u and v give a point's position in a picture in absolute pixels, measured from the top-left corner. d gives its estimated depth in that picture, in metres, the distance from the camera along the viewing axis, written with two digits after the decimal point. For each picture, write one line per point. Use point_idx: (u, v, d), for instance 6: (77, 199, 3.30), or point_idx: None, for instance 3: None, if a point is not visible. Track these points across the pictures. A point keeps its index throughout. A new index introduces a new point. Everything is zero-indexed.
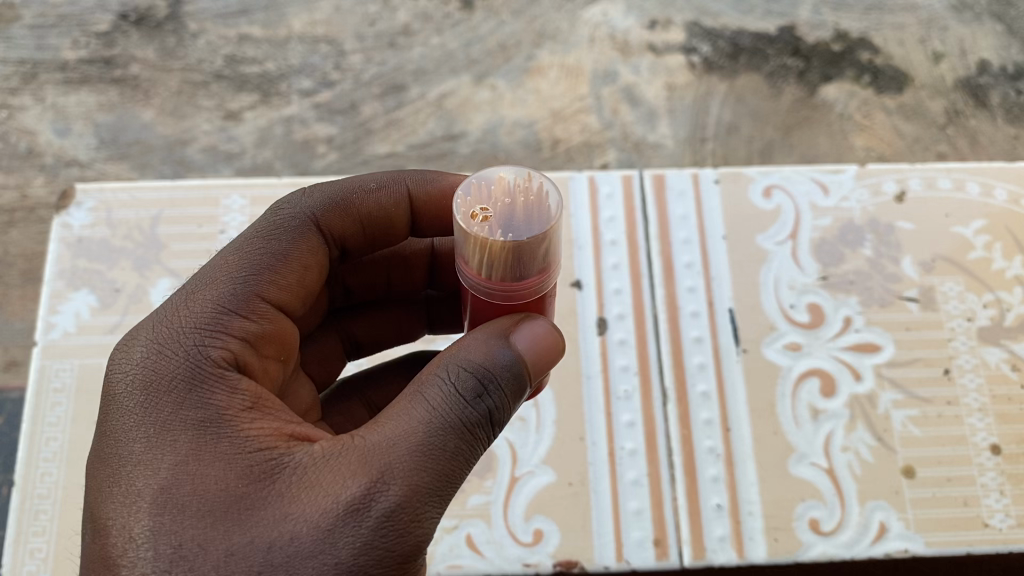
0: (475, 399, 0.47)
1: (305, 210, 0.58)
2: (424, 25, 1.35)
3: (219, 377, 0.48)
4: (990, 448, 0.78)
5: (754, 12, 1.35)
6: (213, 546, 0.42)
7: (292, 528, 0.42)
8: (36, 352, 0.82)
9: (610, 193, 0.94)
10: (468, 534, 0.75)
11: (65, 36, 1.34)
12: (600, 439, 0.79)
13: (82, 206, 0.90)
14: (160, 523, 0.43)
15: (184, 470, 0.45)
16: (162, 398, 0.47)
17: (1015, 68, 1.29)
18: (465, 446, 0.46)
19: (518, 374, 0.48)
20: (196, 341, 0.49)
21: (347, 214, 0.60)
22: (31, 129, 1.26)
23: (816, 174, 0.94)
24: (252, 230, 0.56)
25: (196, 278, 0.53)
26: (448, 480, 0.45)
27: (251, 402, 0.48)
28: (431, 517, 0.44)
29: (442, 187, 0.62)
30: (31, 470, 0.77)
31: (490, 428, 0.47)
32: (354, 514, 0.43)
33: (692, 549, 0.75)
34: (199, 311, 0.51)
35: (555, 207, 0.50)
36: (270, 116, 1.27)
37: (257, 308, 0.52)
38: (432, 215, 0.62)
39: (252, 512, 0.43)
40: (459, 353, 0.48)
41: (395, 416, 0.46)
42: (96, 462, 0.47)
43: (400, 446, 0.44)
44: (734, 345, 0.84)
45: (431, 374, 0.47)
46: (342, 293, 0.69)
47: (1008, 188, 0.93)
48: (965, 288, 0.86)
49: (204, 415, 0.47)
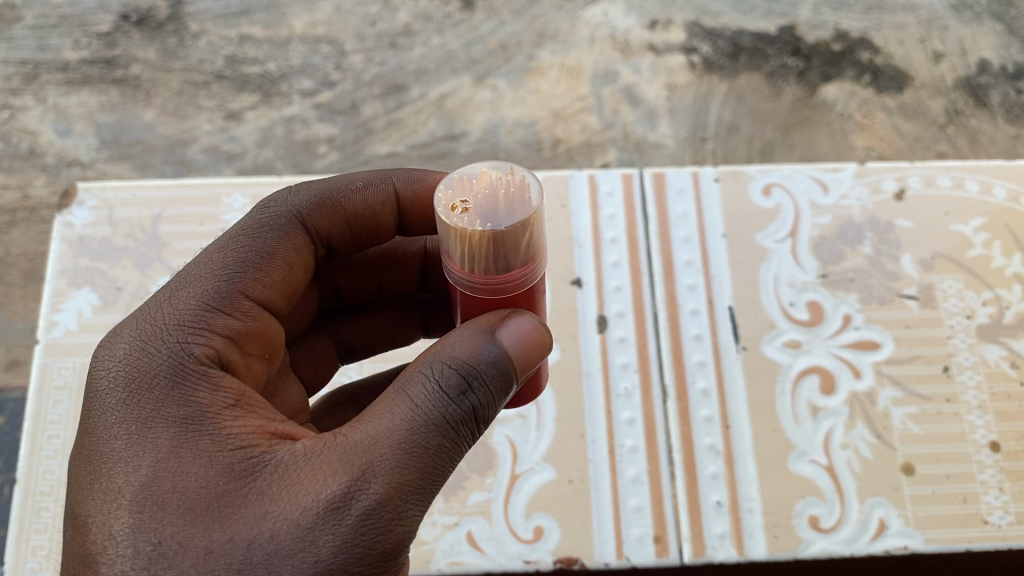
0: (459, 397, 0.47)
1: (291, 208, 0.58)
2: (425, 25, 1.35)
3: (201, 374, 0.49)
4: (990, 445, 0.78)
5: (754, 12, 1.35)
6: (192, 543, 0.42)
7: (272, 526, 0.43)
8: (38, 351, 0.82)
9: (610, 192, 0.94)
10: (469, 530, 0.75)
11: (67, 36, 1.35)
12: (600, 436, 0.80)
13: (84, 205, 0.91)
14: (140, 521, 0.43)
15: (165, 467, 0.45)
16: (144, 394, 0.47)
17: (1015, 68, 1.29)
18: (449, 443, 0.46)
19: (503, 372, 0.48)
20: (179, 338, 0.50)
21: (333, 214, 0.60)
22: (32, 129, 1.27)
23: (816, 172, 0.94)
24: (238, 227, 0.57)
25: (180, 276, 0.53)
26: (430, 478, 0.45)
27: (233, 399, 0.48)
28: (412, 515, 0.45)
29: (428, 186, 0.62)
30: (33, 468, 0.77)
31: (474, 426, 0.48)
32: (334, 513, 0.43)
33: (691, 546, 0.75)
34: (182, 308, 0.51)
35: (534, 198, 0.51)
36: (271, 116, 1.27)
37: (241, 306, 0.53)
38: (418, 215, 0.63)
39: (233, 510, 0.44)
40: (445, 349, 0.48)
41: (379, 414, 0.46)
42: (77, 460, 0.47)
43: (381, 444, 0.45)
44: (734, 343, 0.84)
45: (415, 372, 0.48)
46: (334, 295, 0.70)
47: (1008, 187, 0.93)
48: (965, 286, 0.86)
49: (186, 412, 0.47)
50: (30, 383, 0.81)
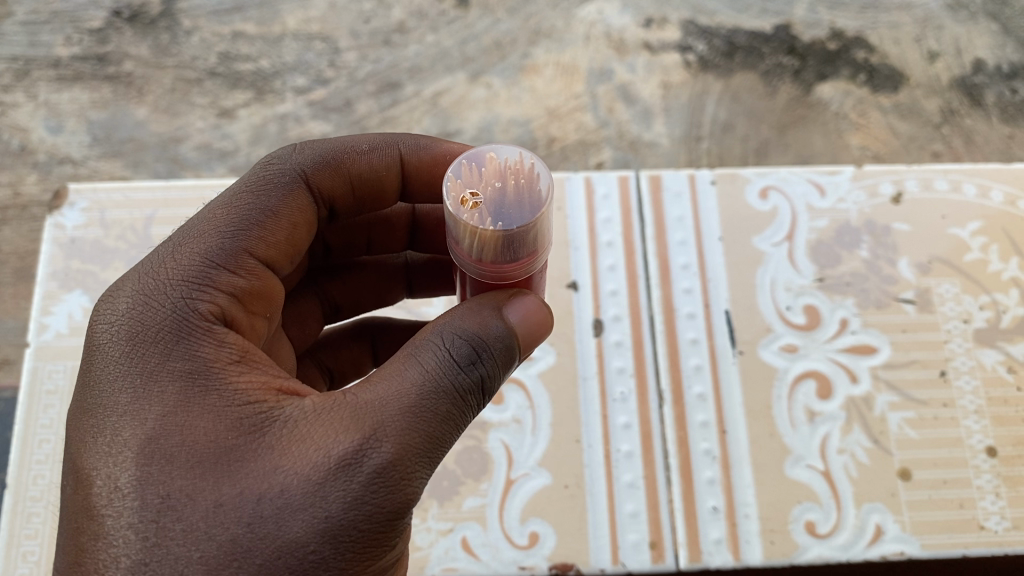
0: (470, 366, 0.46)
1: (293, 167, 0.57)
2: (419, 22, 1.34)
3: (206, 330, 0.48)
4: (986, 450, 0.78)
5: (750, 10, 1.34)
6: (201, 497, 0.42)
7: (282, 481, 0.42)
8: (28, 353, 0.81)
9: (606, 194, 0.93)
10: (464, 536, 0.75)
11: (58, 33, 1.33)
12: (596, 440, 0.79)
13: (75, 206, 0.88)
14: (146, 473, 0.43)
15: (172, 420, 0.45)
16: (149, 349, 0.47)
17: (1010, 67, 1.29)
18: (457, 410, 0.46)
19: (509, 346, 0.48)
20: (184, 293, 0.49)
21: (338, 174, 0.59)
22: (23, 126, 1.26)
23: (812, 175, 0.93)
24: (241, 184, 0.55)
25: (183, 232, 0.52)
26: (439, 441, 0.45)
27: (238, 355, 0.48)
28: (421, 477, 0.45)
29: (435, 154, 0.61)
30: (24, 473, 0.76)
31: (482, 395, 0.47)
32: (345, 470, 0.43)
33: (687, 552, 0.75)
34: (186, 263, 0.50)
35: (545, 190, 0.50)
36: (264, 114, 1.27)
37: (245, 264, 0.52)
38: (422, 182, 0.62)
39: (242, 464, 0.43)
40: (455, 319, 0.48)
41: (388, 375, 0.46)
42: (78, 412, 0.47)
43: (393, 404, 0.44)
44: (730, 347, 0.84)
45: (424, 338, 0.47)
46: (323, 250, 0.69)
47: (1005, 190, 0.92)
48: (962, 289, 0.86)
49: (191, 366, 0.46)
50: (21, 386, 0.80)
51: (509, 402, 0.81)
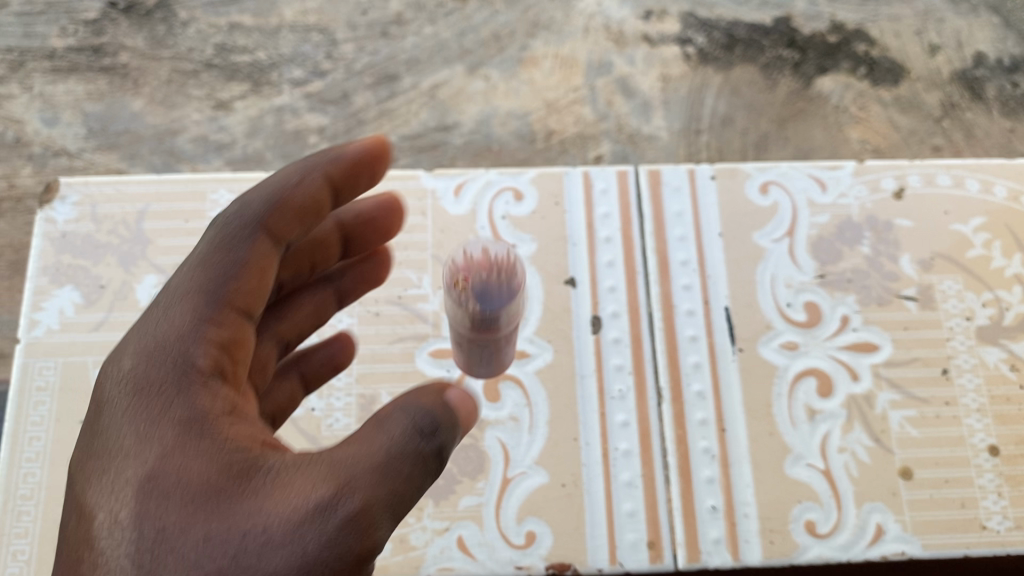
0: (429, 435, 0.46)
1: (251, 217, 0.57)
2: (417, 14, 1.33)
3: (194, 383, 0.48)
4: (988, 449, 0.78)
5: (750, 3, 1.33)
6: (176, 541, 0.42)
7: (254, 527, 0.42)
8: (18, 350, 0.80)
9: (605, 189, 0.88)
10: (460, 535, 0.74)
11: (53, 23, 1.32)
12: (594, 439, 0.78)
13: (66, 200, 0.86)
14: (130, 524, 0.43)
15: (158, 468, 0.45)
16: (142, 403, 0.47)
17: (1011, 61, 1.28)
18: (420, 473, 0.45)
19: (453, 429, 0.47)
20: (175, 348, 0.49)
21: (289, 216, 0.59)
22: (18, 118, 1.25)
23: (813, 170, 0.90)
24: (205, 244, 0.56)
25: (177, 285, 0.53)
26: (404, 498, 0.45)
27: (227, 405, 0.48)
28: (384, 532, 0.44)
29: (350, 158, 0.63)
30: (14, 471, 0.75)
31: (441, 461, 0.47)
32: (315, 519, 0.42)
33: (685, 552, 0.74)
34: (177, 322, 0.51)
35: None
36: (261, 106, 1.26)
37: (226, 324, 0.52)
38: (343, 189, 0.64)
39: (219, 508, 0.43)
40: (412, 394, 0.47)
41: (361, 437, 0.46)
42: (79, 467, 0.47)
43: (362, 462, 0.44)
44: (729, 345, 0.82)
45: (387, 410, 0.47)
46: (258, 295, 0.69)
47: (1008, 184, 0.90)
48: (964, 286, 0.85)
49: (180, 416, 0.47)
50: (11, 382, 0.79)
51: (505, 400, 0.79)
